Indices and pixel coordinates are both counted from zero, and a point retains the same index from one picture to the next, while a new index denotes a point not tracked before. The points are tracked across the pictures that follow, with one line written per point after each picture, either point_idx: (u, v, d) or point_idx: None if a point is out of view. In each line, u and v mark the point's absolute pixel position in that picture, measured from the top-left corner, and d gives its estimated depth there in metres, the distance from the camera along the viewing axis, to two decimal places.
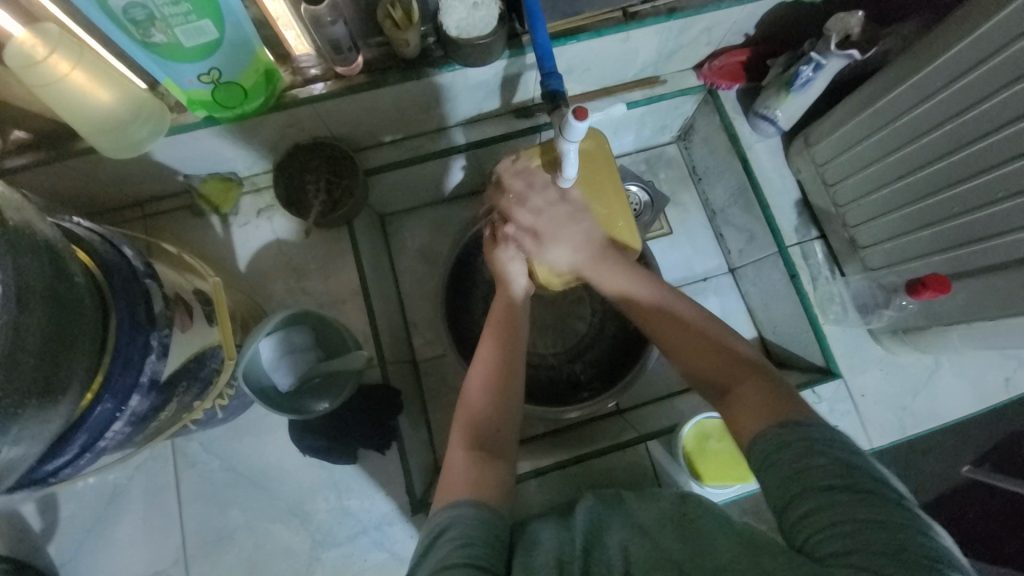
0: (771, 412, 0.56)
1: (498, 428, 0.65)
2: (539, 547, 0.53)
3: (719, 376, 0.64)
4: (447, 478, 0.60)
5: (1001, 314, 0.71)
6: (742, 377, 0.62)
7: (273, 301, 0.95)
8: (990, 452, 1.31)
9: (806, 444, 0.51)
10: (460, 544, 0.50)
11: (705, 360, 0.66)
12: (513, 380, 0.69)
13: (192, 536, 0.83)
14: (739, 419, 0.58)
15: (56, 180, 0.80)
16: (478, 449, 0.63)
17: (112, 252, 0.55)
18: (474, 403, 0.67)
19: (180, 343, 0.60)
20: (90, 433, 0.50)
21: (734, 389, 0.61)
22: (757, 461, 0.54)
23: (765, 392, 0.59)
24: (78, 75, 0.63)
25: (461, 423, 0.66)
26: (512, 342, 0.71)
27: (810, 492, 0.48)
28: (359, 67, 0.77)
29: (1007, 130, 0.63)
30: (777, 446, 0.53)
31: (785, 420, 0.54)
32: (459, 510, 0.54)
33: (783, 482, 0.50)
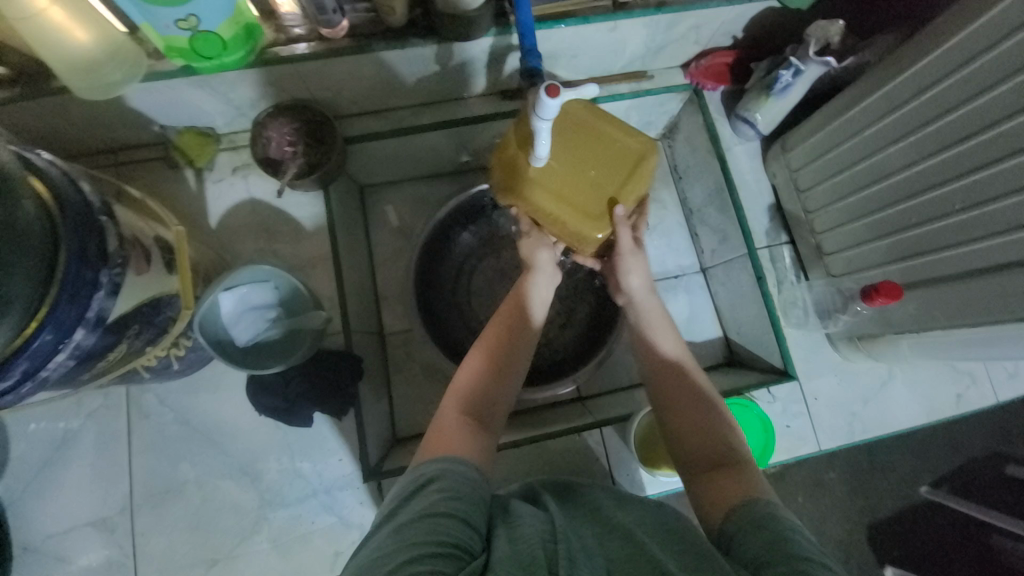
0: (749, 489, 0.55)
1: (491, 401, 0.64)
2: (521, 519, 0.51)
3: (712, 452, 0.61)
4: (436, 437, 0.58)
5: (948, 324, 0.73)
6: (736, 457, 0.60)
7: (241, 261, 0.94)
8: (947, 475, 1.35)
9: (791, 523, 0.49)
10: (444, 495, 0.49)
11: (704, 428, 0.63)
12: (514, 361, 0.68)
13: (141, 485, 0.83)
14: (719, 497, 0.56)
15: (26, 118, 0.79)
16: (471, 415, 0.62)
17: (70, 185, 0.55)
18: (470, 372, 0.66)
19: (133, 286, 0.60)
20: (33, 361, 0.50)
21: (728, 470, 0.58)
22: (745, 517, 0.51)
23: (756, 477, 0.57)
24: (55, 12, 0.63)
25: (456, 390, 0.65)
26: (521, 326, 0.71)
27: (788, 558, 0.44)
28: (343, 31, 0.77)
29: (968, 142, 0.65)
30: (763, 515, 0.50)
31: (759, 498, 0.53)
32: (445, 465, 0.53)
33: (767, 544, 0.47)
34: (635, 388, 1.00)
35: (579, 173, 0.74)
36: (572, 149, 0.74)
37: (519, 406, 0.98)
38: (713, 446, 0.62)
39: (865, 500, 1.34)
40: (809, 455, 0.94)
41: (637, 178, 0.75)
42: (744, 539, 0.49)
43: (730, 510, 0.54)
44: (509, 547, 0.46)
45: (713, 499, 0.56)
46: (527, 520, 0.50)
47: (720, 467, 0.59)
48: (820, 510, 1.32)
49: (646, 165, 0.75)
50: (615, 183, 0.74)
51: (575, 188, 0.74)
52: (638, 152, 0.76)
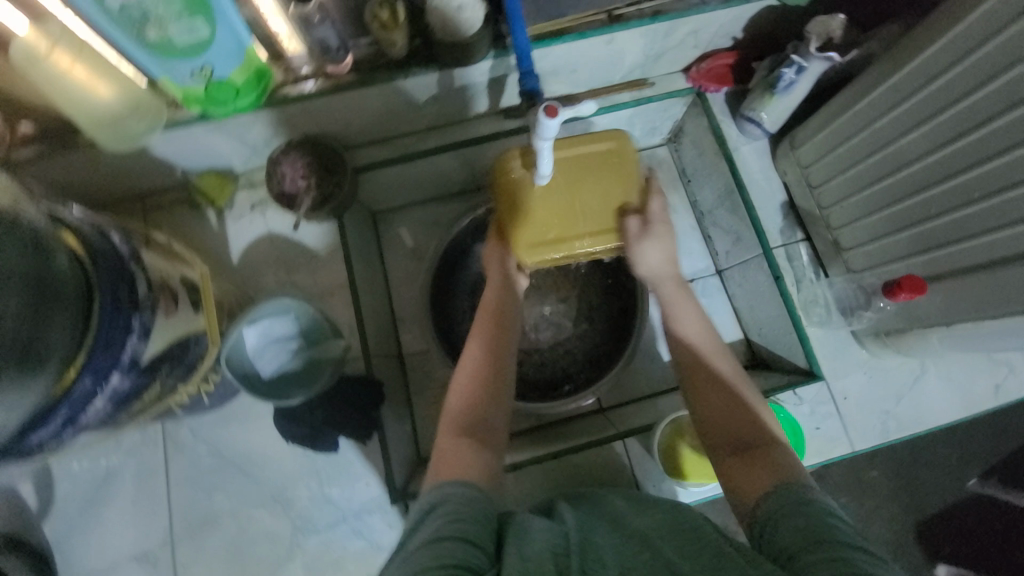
0: (781, 473, 0.56)
1: (484, 415, 0.65)
2: (534, 534, 0.50)
3: (741, 435, 0.63)
4: (439, 461, 0.59)
5: (979, 315, 0.71)
6: (764, 440, 0.61)
7: (263, 294, 0.97)
8: (997, 466, 1.28)
9: (825, 507, 0.50)
10: (451, 517, 0.50)
11: (727, 417, 0.64)
12: (502, 371, 0.69)
13: (179, 517, 0.86)
14: (746, 484, 0.57)
15: (59, 172, 0.84)
16: (468, 435, 0.62)
17: (100, 238, 0.58)
18: (460, 391, 0.67)
19: (163, 327, 0.62)
20: (73, 407, 0.53)
21: (756, 453, 0.60)
22: (777, 503, 0.52)
23: (784, 459, 0.58)
24: (79, 71, 0.68)
25: (451, 411, 0.66)
26: (500, 335, 0.72)
27: (822, 545, 0.46)
28: (348, 67, 0.80)
29: (981, 130, 0.63)
30: (792, 500, 0.51)
31: (792, 480, 0.54)
32: (447, 489, 0.53)
33: (799, 533, 0.48)
34: (657, 397, 0.99)
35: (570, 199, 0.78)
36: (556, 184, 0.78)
37: (539, 420, 0.98)
38: (742, 430, 0.63)
39: (911, 498, 1.28)
40: (842, 456, 0.91)
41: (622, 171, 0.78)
42: (774, 531, 0.50)
43: (759, 497, 0.54)
44: (519, 563, 0.45)
45: (742, 486, 0.58)
46: (538, 534, 0.50)
47: (747, 451, 0.60)
48: (862, 511, 1.28)
49: (627, 155, 0.78)
50: (613, 189, 0.78)
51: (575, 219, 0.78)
52: (617, 146, 0.78)
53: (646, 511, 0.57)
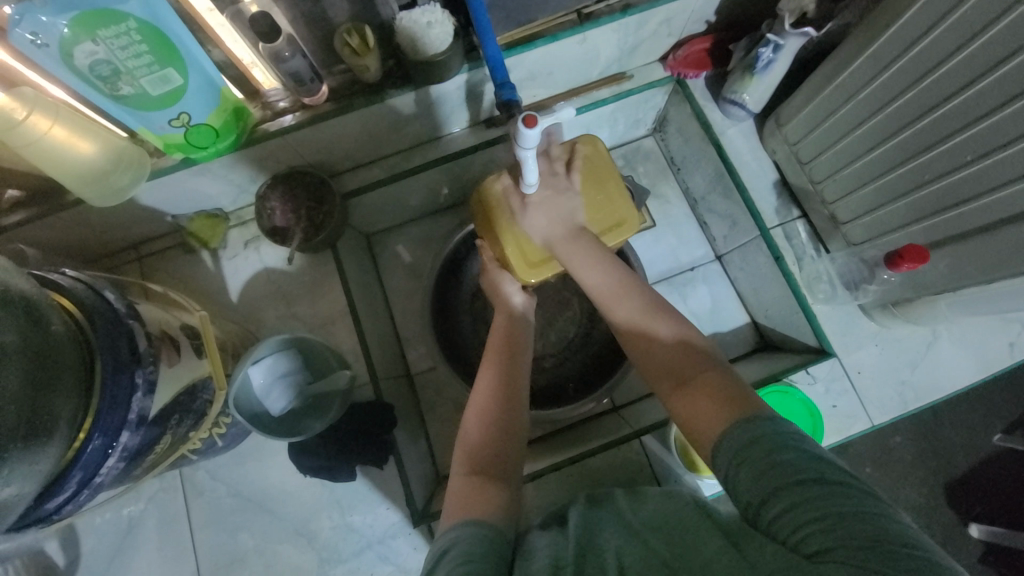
0: (734, 407, 0.54)
1: (501, 452, 0.63)
2: (537, 553, 0.51)
3: (676, 373, 0.61)
4: (455, 499, 0.58)
5: (985, 278, 0.70)
6: (702, 373, 0.59)
7: (266, 329, 0.98)
8: (1022, 419, 1.26)
9: (777, 437, 0.49)
10: (458, 560, 0.49)
11: (669, 360, 0.62)
12: (516, 402, 0.67)
13: (206, 561, 0.86)
14: (700, 424, 0.56)
15: (51, 232, 0.84)
16: (485, 471, 0.61)
17: (96, 297, 0.58)
18: (471, 429, 0.65)
19: (168, 378, 0.63)
20: (86, 470, 0.53)
21: (695, 387, 0.58)
22: (737, 448, 0.50)
23: (728, 390, 0.56)
24: (58, 131, 0.67)
25: (465, 444, 0.64)
26: (512, 365, 0.70)
27: (786, 491, 0.45)
28: (323, 96, 0.80)
29: (967, 92, 0.62)
30: (746, 438, 0.50)
31: (749, 414, 0.52)
32: (463, 529, 0.53)
33: (760, 478, 0.47)
34: None
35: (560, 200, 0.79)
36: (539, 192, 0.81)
37: (554, 426, 0.98)
38: (677, 369, 0.61)
39: (938, 461, 1.27)
40: (862, 432, 0.90)
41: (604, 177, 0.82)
42: (735, 477, 0.49)
43: (717, 438, 0.53)
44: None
45: (699, 427, 0.56)
46: (541, 552, 0.51)
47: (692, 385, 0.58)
48: (890, 479, 1.26)
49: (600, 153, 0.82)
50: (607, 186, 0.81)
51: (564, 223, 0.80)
52: (592, 150, 0.82)
53: (647, 504, 0.57)
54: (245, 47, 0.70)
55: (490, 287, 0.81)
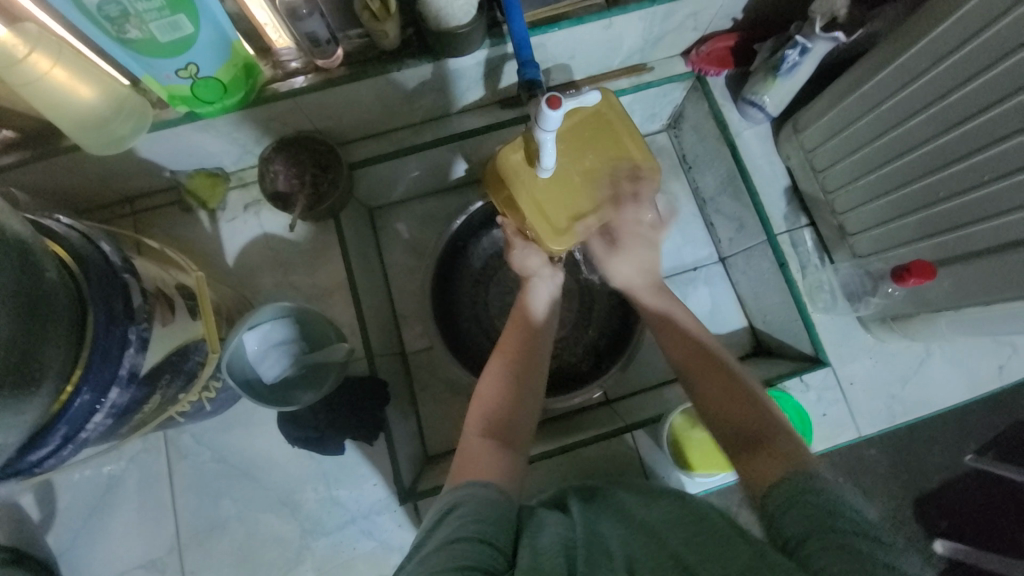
0: (791, 461, 0.54)
1: (513, 422, 0.65)
2: (546, 527, 0.51)
3: (740, 424, 0.62)
4: (463, 462, 0.59)
5: (988, 299, 0.70)
6: (766, 426, 0.60)
7: (261, 296, 0.96)
8: (994, 440, 1.29)
9: (833, 496, 0.49)
10: (466, 519, 0.49)
11: (729, 409, 0.64)
12: (532, 385, 0.69)
13: (186, 525, 0.85)
14: (757, 467, 0.56)
15: (43, 177, 0.81)
16: (496, 438, 0.62)
17: (90, 248, 0.56)
18: (486, 398, 0.67)
19: (161, 337, 0.61)
20: (71, 425, 0.52)
21: (762, 440, 0.58)
22: (786, 491, 0.51)
23: (790, 447, 0.56)
24: (58, 73, 0.63)
25: (478, 413, 0.66)
26: (532, 351, 0.71)
27: (829, 533, 0.45)
28: (338, 60, 0.77)
29: (992, 111, 0.62)
30: (800, 490, 0.50)
31: (803, 467, 0.53)
32: (469, 489, 0.53)
33: (805, 521, 0.47)
34: (663, 386, 0.99)
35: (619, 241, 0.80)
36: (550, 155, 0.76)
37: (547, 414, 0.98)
38: (741, 418, 0.62)
39: (910, 475, 1.30)
40: (849, 441, 0.92)
41: (619, 132, 0.77)
42: (780, 516, 0.49)
43: (769, 484, 0.53)
44: (531, 557, 0.46)
45: (753, 477, 0.56)
46: (548, 527, 0.51)
47: (751, 445, 0.59)
48: (865, 490, 1.29)
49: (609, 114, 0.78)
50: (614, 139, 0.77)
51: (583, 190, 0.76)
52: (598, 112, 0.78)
53: (652, 502, 0.56)
54: (266, 9, 0.67)
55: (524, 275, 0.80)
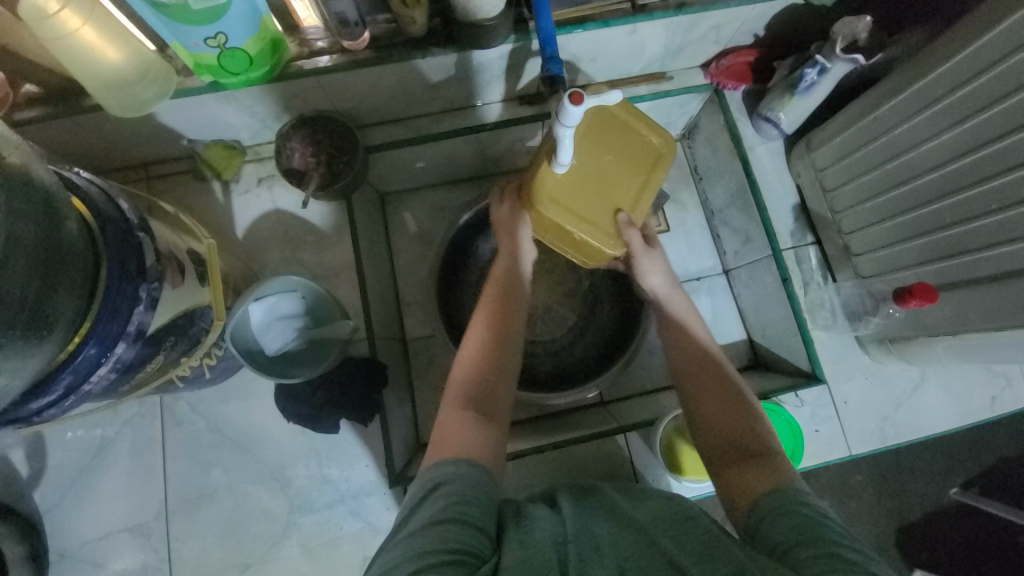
0: (776, 478, 0.54)
1: (489, 391, 0.63)
2: (535, 523, 0.51)
3: (731, 433, 0.61)
4: (442, 439, 0.59)
5: (986, 327, 0.71)
6: (758, 442, 0.59)
7: (267, 271, 0.96)
8: (979, 475, 1.30)
9: (818, 509, 0.50)
10: (453, 500, 0.50)
11: (727, 417, 0.62)
12: (505, 350, 0.67)
13: (174, 491, 0.85)
14: (743, 482, 0.56)
15: (63, 135, 0.81)
16: (470, 407, 0.61)
17: (108, 204, 0.57)
18: (461, 370, 0.66)
19: (170, 299, 0.61)
20: (76, 375, 0.52)
21: (752, 456, 0.58)
22: (767, 507, 0.51)
23: (777, 465, 0.56)
24: (87, 32, 0.65)
25: (455, 384, 0.65)
26: (505, 315, 0.69)
27: (818, 543, 0.46)
28: (364, 42, 0.78)
29: (1003, 141, 0.63)
30: (788, 504, 0.50)
31: (785, 486, 0.53)
32: (452, 469, 0.54)
33: (794, 530, 0.48)
34: (658, 392, 1.00)
35: (632, 254, 0.75)
36: (593, 151, 0.74)
37: (540, 411, 0.99)
38: (732, 427, 0.61)
39: (895, 503, 1.30)
40: (839, 459, 0.92)
41: (636, 129, 0.76)
42: (767, 526, 0.50)
43: (755, 499, 0.53)
44: (521, 550, 0.47)
45: (737, 489, 0.56)
46: (539, 523, 0.52)
47: (744, 456, 0.58)
48: (850, 513, 1.29)
49: (628, 113, 0.76)
50: (631, 135, 0.75)
51: (621, 187, 0.74)
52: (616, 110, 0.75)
53: (643, 500, 0.56)
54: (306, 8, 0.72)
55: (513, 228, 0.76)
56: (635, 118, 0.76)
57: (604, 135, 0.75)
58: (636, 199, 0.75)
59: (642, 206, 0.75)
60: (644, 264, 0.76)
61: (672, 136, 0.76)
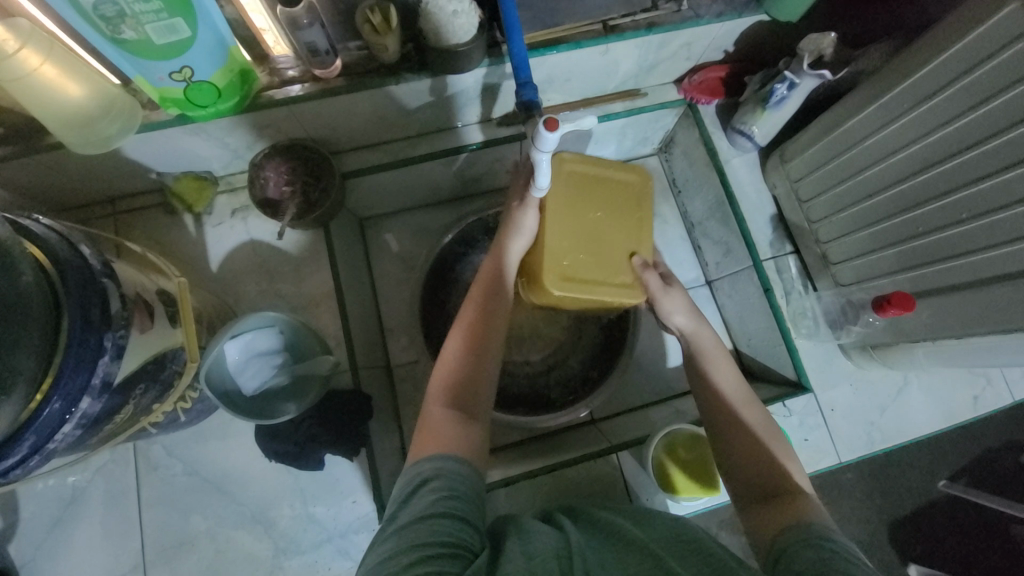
0: (795, 513, 0.55)
1: (475, 387, 0.63)
2: (534, 536, 0.50)
3: (761, 482, 0.61)
4: (426, 431, 0.58)
5: (964, 332, 0.73)
6: (783, 486, 0.60)
7: (244, 303, 0.94)
8: (966, 469, 1.32)
9: (837, 541, 0.50)
10: (442, 494, 0.51)
11: (753, 463, 0.62)
12: (491, 343, 0.66)
13: (152, 541, 0.81)
14: (768, 522, 0.56)
15: (24, 175, 0.78)
16: (457, 404, 0.61)
17: (70, 250, 0.54)
18: (449, 361, 0.65)
19: (138, 344, 0.59)
20: (40, 434, 0.49)
21: (777, 499, 0.58)
22: (793, 537, 0.52)
23: (799, 504, 0.57)
24: (48, 70, 0.62)
25: (442, 377, 0.64)
26: (491, 304, 0.68)
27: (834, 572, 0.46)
28: (336, 70, 0.76)
29: (969, 153, 0.65)
30: (812, 535, 0.51)
31: (807, 519, 0.53)
32: (440, 462, 0.54)
33: (814, 561, 0.48)
34: (648, 408, 0.99)
35: (652, 296, 0.75)
36: (577, 209, 0.75)
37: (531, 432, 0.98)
38: (759, 474, 0.62)
39: (886, 500, 1.31)
40: (829, 467, 0.93)
41: (601, 173, 0.77)
42: (785, 557, 0.50)
43: (779, 535, 0.54)
44: (523, 561, 0.45)
45: (762, 528, 0.57)
46: (540, 536, 0.50)
47: (770, 499, 0.59)
48: (841, 514, 1.30)
49: (584, 164, 0.77)
50: (599, 183, 0.77)
51: (619, 232, 0.76)
52: (574, 169, 0.76)
53: (646, 523, 0.56)
54: (263, 14, 0.66)
55: (504, 225, 0.73)
56: (594, 165, 0.77)
57: (579, 192, 0.76)
58: (634, 234, 0.77)
59: (641, 237, 0.77)
60: (666, 303, 0.74)
61: (638, 164, 0.80)
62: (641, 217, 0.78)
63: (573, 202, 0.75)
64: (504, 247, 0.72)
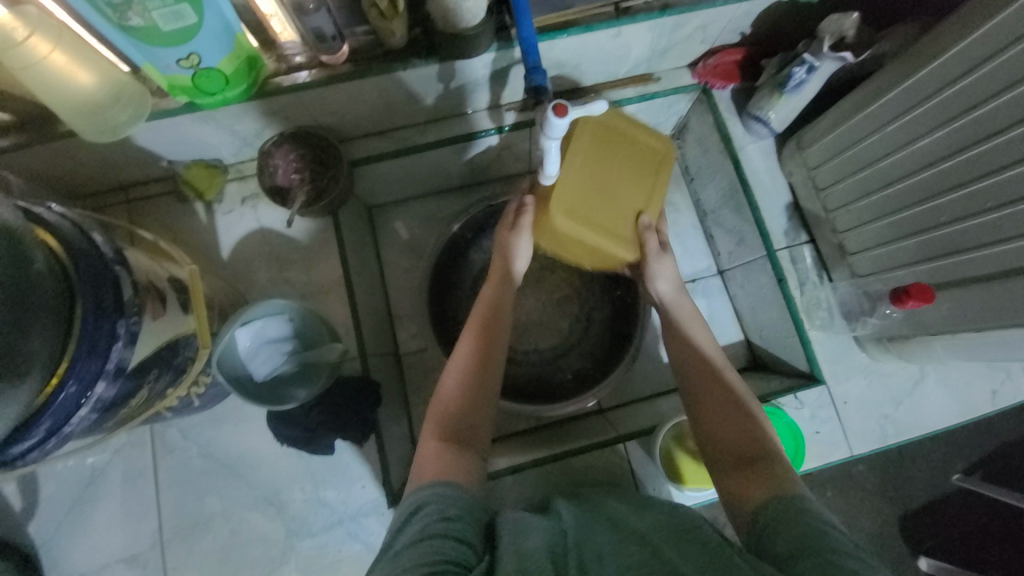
0: (773, 485, 0.54)
1: (472, 423, 0.63)
2: (529, 534, 0.51)
3: (737, 449, 0.61)
4: (423, 463, 0.58)
5: (984, 326, 0.71)
6: (759, 453, 0.59)
7: (255, 291, 0.95)
8: (982, 462, 1.30)
9: (817, 514, 0.50)
10: (436, 517, 0.50)
11: (731, 430, 0.62)
12: (489, 376, 0.66)
13: (169, 520, 0.84)
14: (746, 490, 0.56)
15: (38, 163, 0.79)
16: (453, 438, 0.61)
17: (81, 238, 0.55)
18: (447, 394, 0.64)
19: (151, 331, 0.60)
20: (56, 418, 0.50)
21: (754, 465, 0.58)
22: (773, 511, 0.51)
23: (775, 473, 0.56)
24: (57, 58, 0.62)
25: (439, 408, 0.64)
26: (490, 337, 0.68)
27: (813, 550, 0.45)
28: (343, 56, 0.76)
29: (995, 140, 0.62)
30: (788, 508, 0.51)
31: (785, 492, 0.53)
32: (435, 489, 0.53)
33: (796, 537, 0.47)
34: (657, 398, 0.99)
35: (646, 259, 0.73)
36: (594, 164, 0.72)
37: (539, 421, 0.99)
38: (735, 442, 0.61)
39: (898, 493, 1.30)
40: (840, 460, 0.92)
41: (625, 131, 0.74)
42: (770, 534, 0.50)
43: (756, 505, 0.53)
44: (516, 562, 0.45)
45: (739, 495, 0.56)
46: (534, 532, 0.51)
47: (747, 465, 0.58)
48: (852, 505, 1.29)
49: (610, 119, 0.73)
50: (623, 139, 0.74)
51: (633, 192, 0.73)
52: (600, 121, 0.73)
53: (645, 512, 0.56)
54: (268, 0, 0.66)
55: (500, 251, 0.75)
56: (621, 121, 0.74)
57: (600, 145, 0.72)
58: (648, 198, 0.74)
59: (654, 201, 0.74)
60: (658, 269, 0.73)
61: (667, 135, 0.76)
62: (659, 180, 0.75)
63: (592, 153, 0.72)
64: (507, 269, 0.74)
